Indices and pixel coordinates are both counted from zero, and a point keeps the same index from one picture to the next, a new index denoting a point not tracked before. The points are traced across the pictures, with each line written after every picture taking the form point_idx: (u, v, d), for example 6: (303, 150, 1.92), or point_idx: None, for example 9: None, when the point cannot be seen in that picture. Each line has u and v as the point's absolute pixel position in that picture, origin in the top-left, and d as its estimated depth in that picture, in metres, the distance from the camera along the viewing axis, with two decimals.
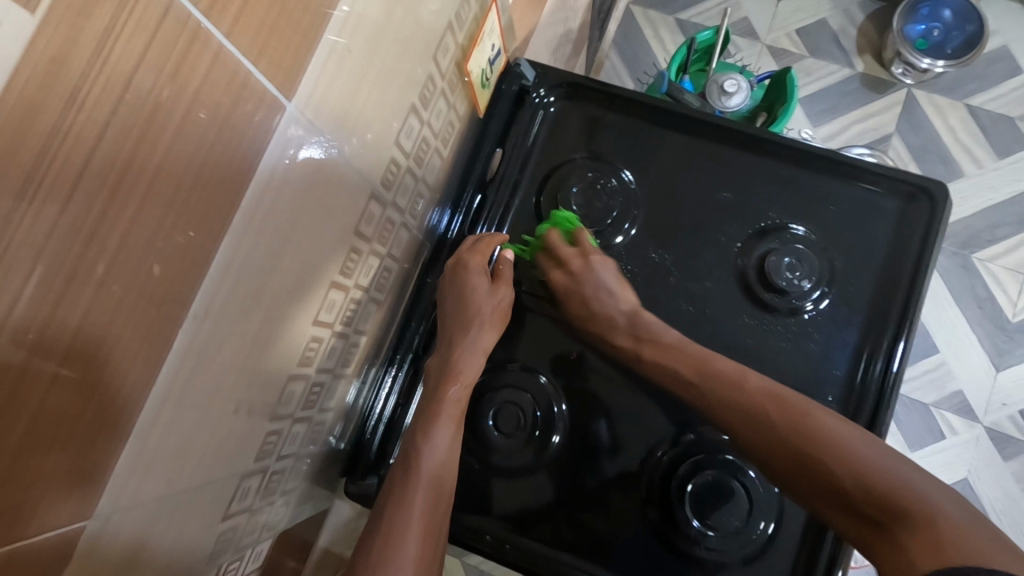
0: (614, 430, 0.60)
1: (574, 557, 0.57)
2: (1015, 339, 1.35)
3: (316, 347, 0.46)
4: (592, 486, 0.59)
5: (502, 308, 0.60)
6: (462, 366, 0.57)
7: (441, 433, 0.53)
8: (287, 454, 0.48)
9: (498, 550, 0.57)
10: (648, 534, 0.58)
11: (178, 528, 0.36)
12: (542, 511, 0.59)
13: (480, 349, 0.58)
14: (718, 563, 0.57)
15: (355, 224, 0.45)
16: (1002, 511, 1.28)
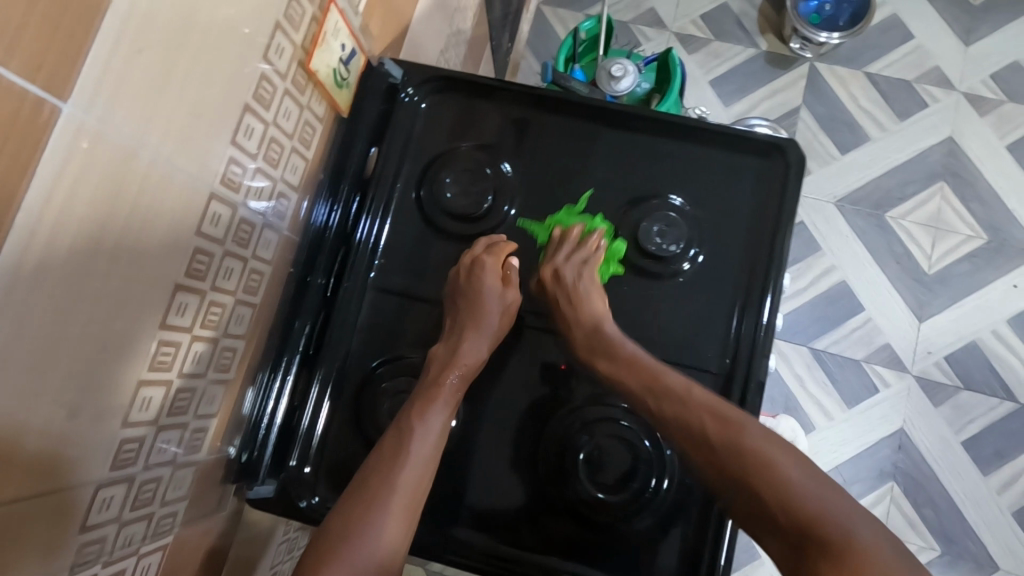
0: (526, 412, 0.64)
1: (500, 543, 0.60)
2: (934, 291, 1.40)
3: (173, 351, 0.46)
4: (510, 472, 0.62)
5: (507, 308, 0.65)
6: (467, 357, 0.60)
7: (437, 415, 0.57)
8: (161, 464, 0.48)
9: (421, 545, 0.60)
10: (567, 511, 0.61)
11: (16, 538, 0.36)
12: (462, 501, 0.62)
13: (486, 342, 0.62)
14: (631, 528, 0.61)
15: (198, 225, 0.45)
16: (938, 455, 1.34)
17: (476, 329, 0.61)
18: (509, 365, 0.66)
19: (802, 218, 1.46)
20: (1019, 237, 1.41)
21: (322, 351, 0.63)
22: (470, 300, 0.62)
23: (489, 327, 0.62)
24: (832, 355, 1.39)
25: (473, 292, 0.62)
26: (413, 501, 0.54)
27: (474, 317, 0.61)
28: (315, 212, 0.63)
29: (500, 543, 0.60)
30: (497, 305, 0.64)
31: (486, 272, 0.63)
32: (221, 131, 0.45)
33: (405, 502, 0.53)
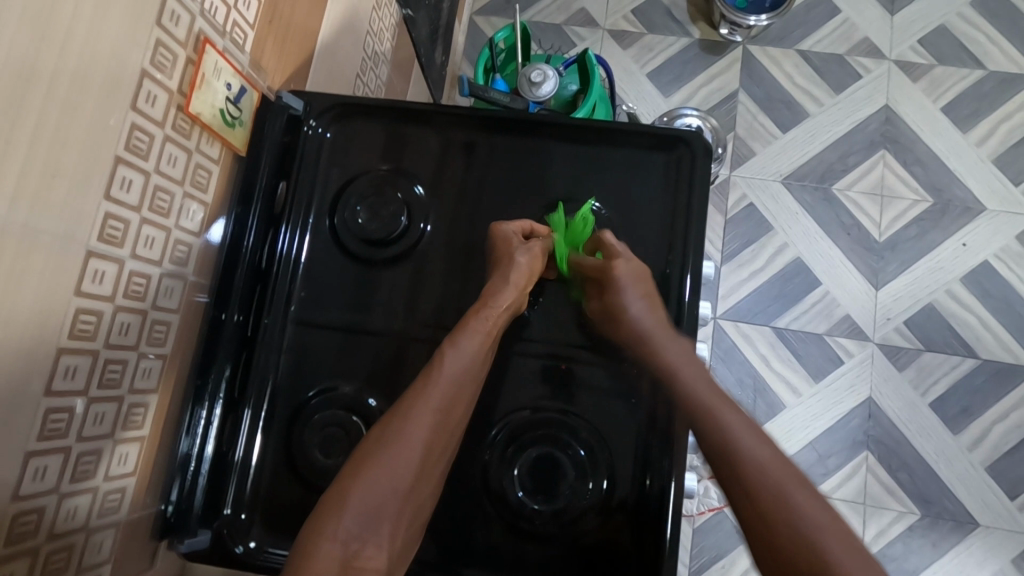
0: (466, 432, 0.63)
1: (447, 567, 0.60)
2: (884, 257, 1.42)
3: (66, 419, 0.45)
4: (452, 491, 0.62)
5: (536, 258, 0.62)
6: (498, 296, 0.59)
7: (469, 343, 0.57)
8: (70, 531, 0.47)
9: None
10: (525, 516, 0.61)
11: None
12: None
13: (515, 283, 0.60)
14: (581, 531, 0.61)
15: (77, 285, 0.44)
16: (907, 419, 1.35)
17: (506, 267, 0.61)
18: (513, 369, 0.65)
19: (751, 199, 1.47)
20: (962, 195, 1.44)
21: (247, 391, 0.62)
22: (500, 253, 0.62)
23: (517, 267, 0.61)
24: (794, 331, 1.40)
25: (501, 244, 0.63)
26: (441, 420, 0.54)
27: (503, 263, 0.61)
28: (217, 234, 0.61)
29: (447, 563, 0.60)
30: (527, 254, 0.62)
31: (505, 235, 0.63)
32: (89, 187, 0.44)
33: (436, 420, 0.53)
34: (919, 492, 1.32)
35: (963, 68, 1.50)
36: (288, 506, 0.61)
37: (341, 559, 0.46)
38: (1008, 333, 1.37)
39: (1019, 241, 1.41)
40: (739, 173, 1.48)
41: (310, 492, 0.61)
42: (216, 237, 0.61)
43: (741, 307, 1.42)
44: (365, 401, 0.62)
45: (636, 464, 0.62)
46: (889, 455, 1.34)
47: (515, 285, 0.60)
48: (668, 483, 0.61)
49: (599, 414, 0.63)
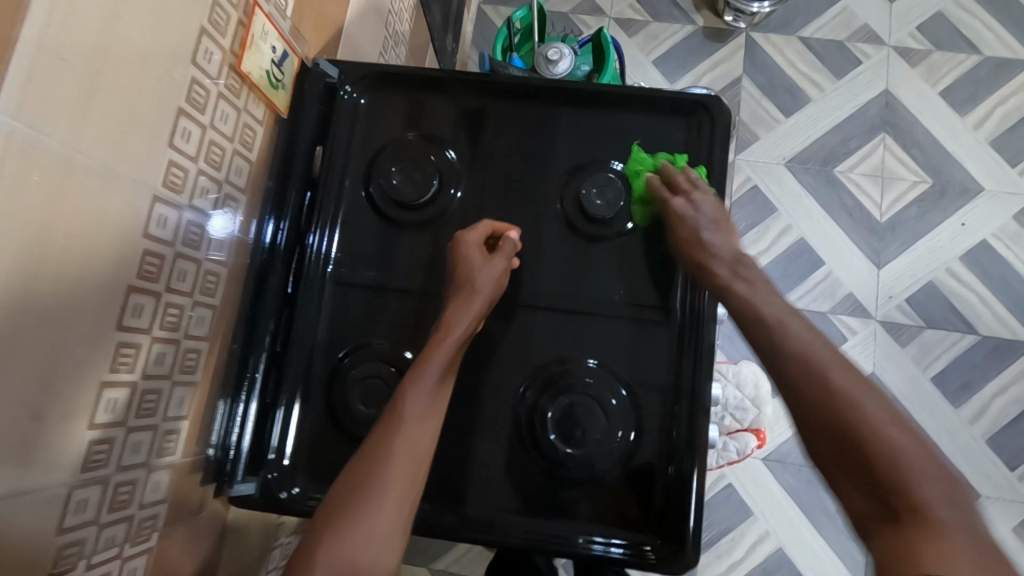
0: (499, 386, 0.66)
1: (482, 515, 0.63)
2: (886, 238, 1.46)
3: (133, 353, 0.48)
4: (488, 441, 0.65)
5: (496, 276, 0.63)
6: (454, 323, 0.60)
7: (432, 372, 0.57)
8: (135, 466, 0.50)
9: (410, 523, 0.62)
10: (555, 467, 0.64)
11: (16, 531, 0.39)
12: (447, 486, 0.64)
13: (474, 309, 0.61)
14: (610, 495, 0.63)
15: (144, 227, 0.47)
16: (910, 395, 1.39)
17: (468, 295, 0.62)
18: (542, 325, 0.67)
19: (755, 182, 1.50)
20: (960, 176, 1.47)
21: (287, 348, 0.64)
22: (460, 278, 0.63)
23: (478, 292, 0.62)
24: (799, 310, 1.44)
25: (463, 265, 0.63)
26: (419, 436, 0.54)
27: (462, 290, 0.62)
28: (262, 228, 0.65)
29: (480, 511, 0.63)
30: (486, 275, 0.62)
31: (467, 244, 0.64)
32: (157, 134, 0.47)
33: (414, 439, 0.54)
34: None
35: (960, 54, 1.54)
36: (330, 459, 0.63)
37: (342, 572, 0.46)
38: (1006, 310, 1.41)
39: (1016, 221, 1.45)
40: (744, 157, 1.52)
41: (348, 442, 0.63)
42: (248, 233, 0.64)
43: None
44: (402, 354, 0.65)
45: (660, 417, 0.65)
46: None
47: (474, 310, 0.61)
48: (695, 430, 0.63)
49: (626, 366, 0.66)
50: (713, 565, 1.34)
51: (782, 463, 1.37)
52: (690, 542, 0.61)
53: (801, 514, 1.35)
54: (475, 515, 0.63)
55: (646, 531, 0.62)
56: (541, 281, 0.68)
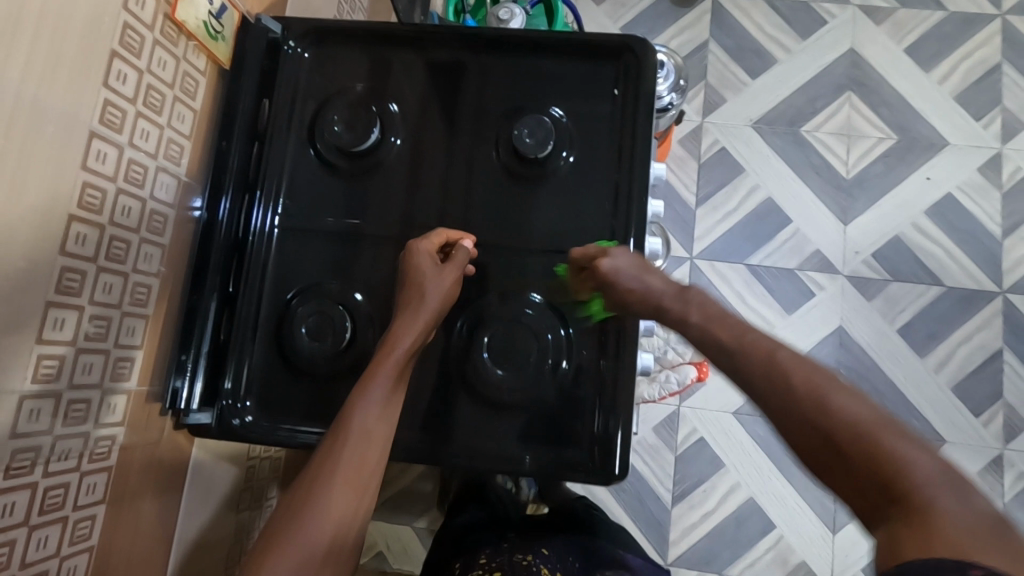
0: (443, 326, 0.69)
1: (429, 436, 0.67)
2: (852, 194, 1.48)
3: (79, 278, 0.51)
4: (431, 374, 0.68)
5: (446, 286, 0.65)
6: (402, 335, 0.61)
7: (378, 390, 0.58)
8: (87, 386, 0.54)
9: None
10: (498, 398, 0.67)
11: None
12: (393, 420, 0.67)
13: (422, 321, 0.63)
14: (549, 438, 0.67)
15: (83, 160, 0.50)
16: (876, 347, 1.42)
17: (417, 310, 0.63)
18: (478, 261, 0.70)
19: (723, 143, 1.53)
20: (926, 132, 1.49)
21: (241, 288, 0.68)
22: (410, 289, 0.64)
23: (430, 304, 0.64)
24: (767, 268, 1.47)
25: (414, 275, 0.65)
26: (361, 459, 0.54)
27: (414, 298, 0.64)
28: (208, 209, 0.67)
29: (424, 432, 0.67)
30: (435, 286, 0.64)
31: (419, 253, 0.65)
32: (90, 73, 0.50)
33: (356, 461, 0.54)
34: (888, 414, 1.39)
35: (924, 11, 1.55)
36: (281, 389, 0.67)
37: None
38: (972, 261, 1.43)
39: (981, 174, 1.47)
40: (712, 120, 1.54)
41: (297, 371, 0.68)
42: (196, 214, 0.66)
43: (716, 246, 1.48)
44: (351, 295, 0.69)
45: (592, 347, 0.68)
46: (860, 381, 1.41)
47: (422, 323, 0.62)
48: (623, 357, 0.67)
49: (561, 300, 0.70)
50: (686, 515, 1.39)
51: (752, 416, 1.41)
52: (616, 470, 0.65)
53: (770, 463, 1.40)
54: (421, 436, 0.67)
55: (585, 457, 0.66)
56: (478, 222, 0.71)
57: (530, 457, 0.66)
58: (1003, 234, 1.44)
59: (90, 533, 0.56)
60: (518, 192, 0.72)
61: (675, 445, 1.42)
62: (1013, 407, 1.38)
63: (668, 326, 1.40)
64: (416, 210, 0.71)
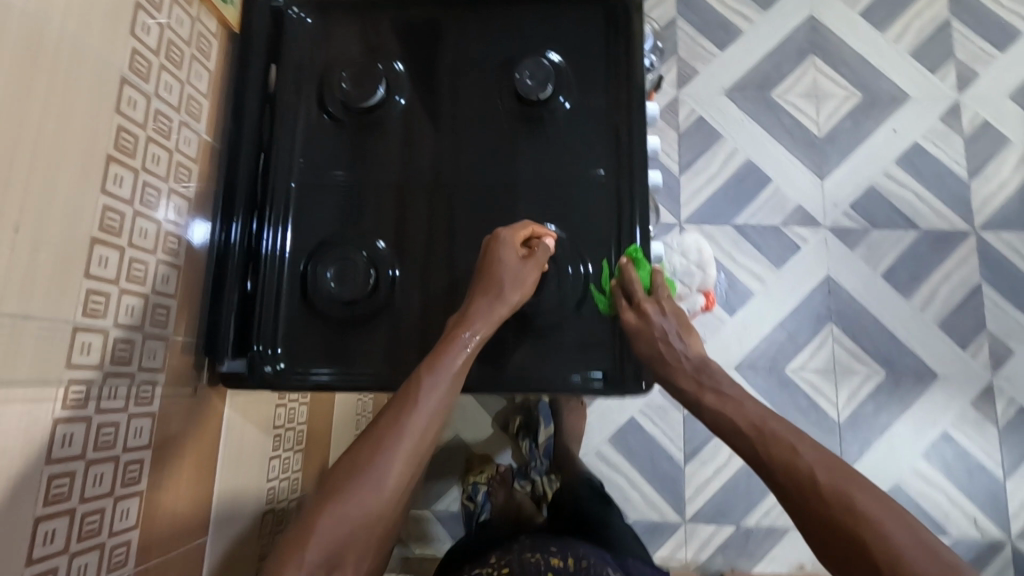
0: (463, 267, 0.71)
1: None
2: (825, 150, 1.55)
3: (119, 218, 0.56)
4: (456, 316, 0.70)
5: (524, 275, 0.66)
6: (474, 320, 0.63)
7: (441, 380, 0.60)
8: (132, 322, 0.58)
9: (386, 385, 0.67)
10: (525, 329, 0.70)
11: (32, 349, 0.47)
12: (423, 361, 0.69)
13: (498, 307, 0.64)
14: (575, 363, 0.70)
15: (117, 105, 0.55)
16: (863, 292, 1.48)
17: (493, 300, 0.64)
18: (493, 201, 0.73)
19: (699, 112, 1.59)
20: (888, 88, 1.57)
21: (263, 244, 0.70)
22: (487, 276, 0.65)
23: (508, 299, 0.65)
24: (753, 227, 1.52)
25: (493, 262, 0.66)
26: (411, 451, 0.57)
27: (489, 284, 0.65)
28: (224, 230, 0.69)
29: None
30: (513, 274, 0.66)
31: (505, 242, 0.66)
32: (119, 25, 0.56)
33: (409, 452, 0.56)
34: (881, 354, 1.45)
35: None
36: (310, 339, 0.69)
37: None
38: (943, 204, 1.51)
39: (943, 123, 1.55)
40: (686, 91, 1.60)
41: (323, 320, 0.69)
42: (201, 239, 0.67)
43: (702, 210, 1.54)
44: (373, 243, 0.71)
45: (609, 278, 0.71)
46: (851, 325, 1.46)
47: (496, 315, 0.64)
48: (637, 280, 0.70)
49: (575, 232, 0.72)
50: (699, 472, 1.42)
51: (753, 369, 1.45)
52: (643, 383, 0.69)
53: (777, 414, 1.43)
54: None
55: (608, 374, 0.69)
56: (489, 166, 0.73)
57: (554, 378, 0.69)
58: (969, 176, 1.52)
59: (139, 476, 0.59)
60: (522, 134, 0.74)
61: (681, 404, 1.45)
62: (996, 336, 1.44)
63: (671, 256, 1.47)
64: (422, 158, 0.74)
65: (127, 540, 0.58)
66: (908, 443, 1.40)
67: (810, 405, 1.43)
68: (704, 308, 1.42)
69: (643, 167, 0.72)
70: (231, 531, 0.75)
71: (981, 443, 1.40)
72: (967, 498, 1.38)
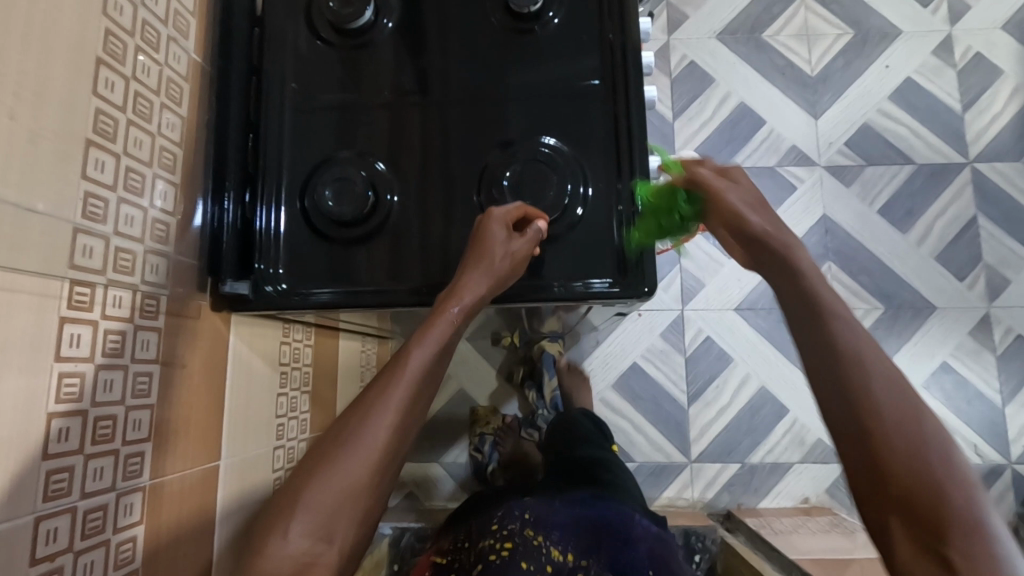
0: (462, 183, 0.71)
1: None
2: (818, 90, 1.54)
3: (112, 123, 0.52)
4: (456, 232, 0.70)
5: (515, 253, 0.63)
6: (466, 287, 0.59)
7: (430, 345, 0.55)
8: (133, 238, 0.55)
9: (391, 301, 0.68)
10: None
11: (37, 250, 0.44)
12: (426, 278, 0.69)
13: (491, 276, 0.61)
14: (578, 273, 0.69)
15: (103, 6, 0.52)
16: (860, 229, 1.48)
17: (485, 272, 0.61)
18: (488, 115, 0.72)
19: (691, 57, 1.57)
20: (879, 24, 1.56)
21: (261, 167, 0.70)
22: (477, 247, 0.62)
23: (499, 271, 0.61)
24: (748, 169, 1.52)
25: (482, 237, 0.62)
26: (401, 417, 0.52)
27: (478, 257, 0.61)
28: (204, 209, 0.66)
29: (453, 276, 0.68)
30: (504, 250, 0.62)
31: (495, 220, 0.63)
32: None
33: (397, 416, 0.51)
34: (879, 289, 1.45)
35: None
36: (311, 259, 0.69)
37: (294, 563, 0.45)
38: (937, 138, 1.51)
39: (935, 57, 1.54)
40: (677, 36, 1.58)
41: (324, 239, 0.69)
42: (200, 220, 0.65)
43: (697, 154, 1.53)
44: (371, 163, 0.70)
45: (609, 190, 0.70)
46: (849, 262, 1.47)
47: (487, 283, 0.60)
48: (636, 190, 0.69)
49: (574, 144, 0.71)
50: (703, 413, 1.43)
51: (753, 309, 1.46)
52: (646, 288, 0.68)
53: (778, 353, 1.44)
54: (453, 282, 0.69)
55: (613, 280, 0.69)
56: (482, 83, 0.73)
57: (560, 286, 0.69)
58: (962, 109, 1.52)
59: (149, 390, 0.57)
60: (514, 50, 0.74)
61: (683, 347, 1.46)
62: (992, 266, 1.45)
63: None
64: (415, 80, 0.73)
65: (143, 450, 0.56)
66: (908, 375, 1.42)
67: None
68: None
69: (637, 75, 0.71)
70: (246, 460, 0.75)
71: (980, 371, 1.41)
72: (967, 425, 1.40)
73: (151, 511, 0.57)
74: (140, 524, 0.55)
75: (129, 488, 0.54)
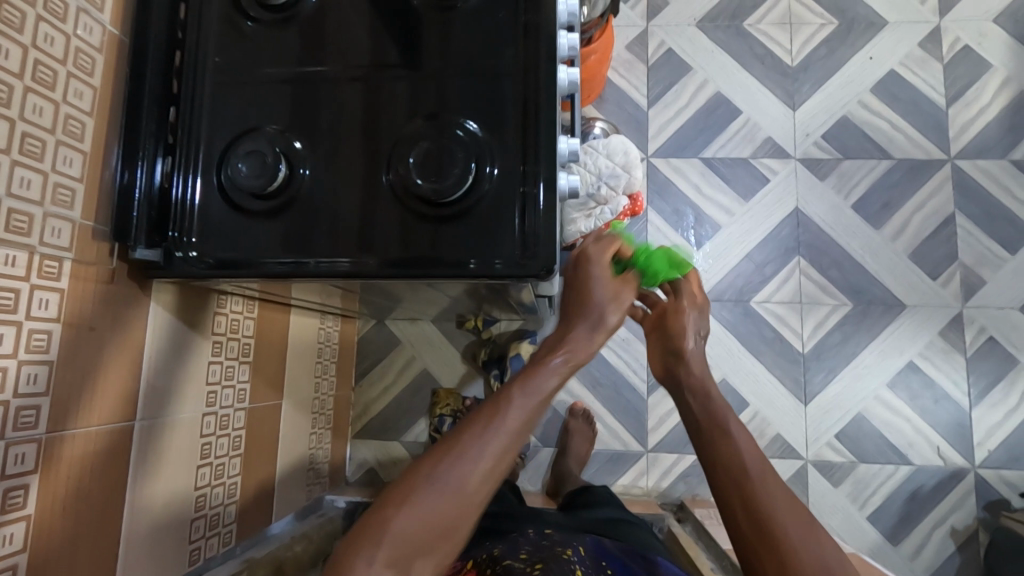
0: (373, 158, 0.71)
1: (368, 256, 0.69)
2: (798, 80, 1.51)
3: (6, 89, 0.55)
4: (364, 206, 0.70)
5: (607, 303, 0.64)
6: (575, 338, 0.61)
7: (541, 386, 0.56)
8: (30, 201, 0.58)
9: (296, 268, 0.69)
10: (432, 217, 0.70)
11: None
12: (332, 249, 0.70)
13: (595, 326, 0.63)
14: (482, 248, 0.69)
15: None
16: (832, 221, 1.45)
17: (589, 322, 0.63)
18: (402, 90, 0.72)
19: (669, 44, 1.55)
20: (865, 13, 1.52)
21: (177, 136, 0.71)
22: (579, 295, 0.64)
23: (608, 324, 0.63)
24: (720, 158, 1.50)
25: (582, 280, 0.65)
26: (496, 472, 0.52)
27: (579, 305, 0.64)
28: (115, 160, 0.68)
29: (357, 248, 0.70)
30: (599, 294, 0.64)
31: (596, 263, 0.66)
32: None
33: (497, 461, 0.52)
34: (848, 284, 1.43)
35: None
36: (224, 227, 0.71)
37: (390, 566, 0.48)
38: (918, 132, 1.47)
39: (922, 48, 1.50)
40: (656, 23, 1.56)
41: (235, 208, 0.71)
42: (114, 167, 0.68)
43: (669, 143, 1.51)
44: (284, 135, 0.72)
45: (514, 168, 0.70)
46: (820, 256, 1.45)
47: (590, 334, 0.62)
48: (539, 169, 0.69)
49: (485, 119, 0.71)
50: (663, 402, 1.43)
51: (719, 301, 1.45)
52: (544, 266, 0.68)
53: (741, 345, 1.43)
54: (359, 254, 0.70)
55: (517, 258, 0.68)
56: (399, 58, 0.73)
57: (474, 261, 0.69)
58: (947, 103, 1.47)
59: (48, 347, 0.60)
60: (432, 26, 0.74)
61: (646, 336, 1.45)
62: (969, 265, 1.41)
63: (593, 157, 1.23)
64: (334, 57, 0.74)
65: (38, 405, 0.59)
66: (874, 374, 1.40)
67: (775, 335, 1.43)
68: (629, 212, 1.23)
69: (551, 51, 0.71)
70: (166, 424, 0.77)
71: (949, 370, 1.38)
72: (931, 425, 1.37)
73: (49, 462, 0.60)
74: (33, 474, 0.58)
75: (20, 439, 0.57)
